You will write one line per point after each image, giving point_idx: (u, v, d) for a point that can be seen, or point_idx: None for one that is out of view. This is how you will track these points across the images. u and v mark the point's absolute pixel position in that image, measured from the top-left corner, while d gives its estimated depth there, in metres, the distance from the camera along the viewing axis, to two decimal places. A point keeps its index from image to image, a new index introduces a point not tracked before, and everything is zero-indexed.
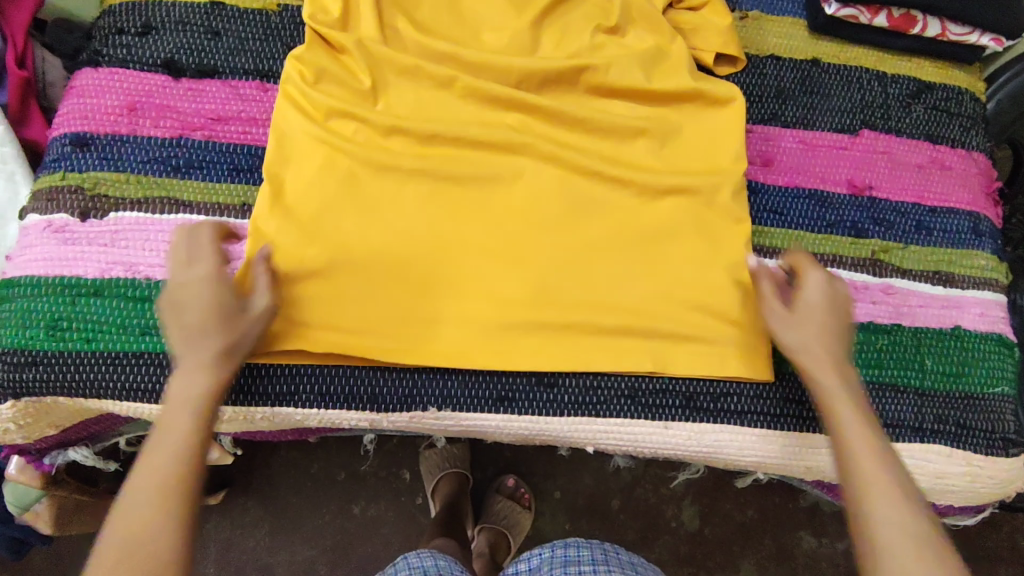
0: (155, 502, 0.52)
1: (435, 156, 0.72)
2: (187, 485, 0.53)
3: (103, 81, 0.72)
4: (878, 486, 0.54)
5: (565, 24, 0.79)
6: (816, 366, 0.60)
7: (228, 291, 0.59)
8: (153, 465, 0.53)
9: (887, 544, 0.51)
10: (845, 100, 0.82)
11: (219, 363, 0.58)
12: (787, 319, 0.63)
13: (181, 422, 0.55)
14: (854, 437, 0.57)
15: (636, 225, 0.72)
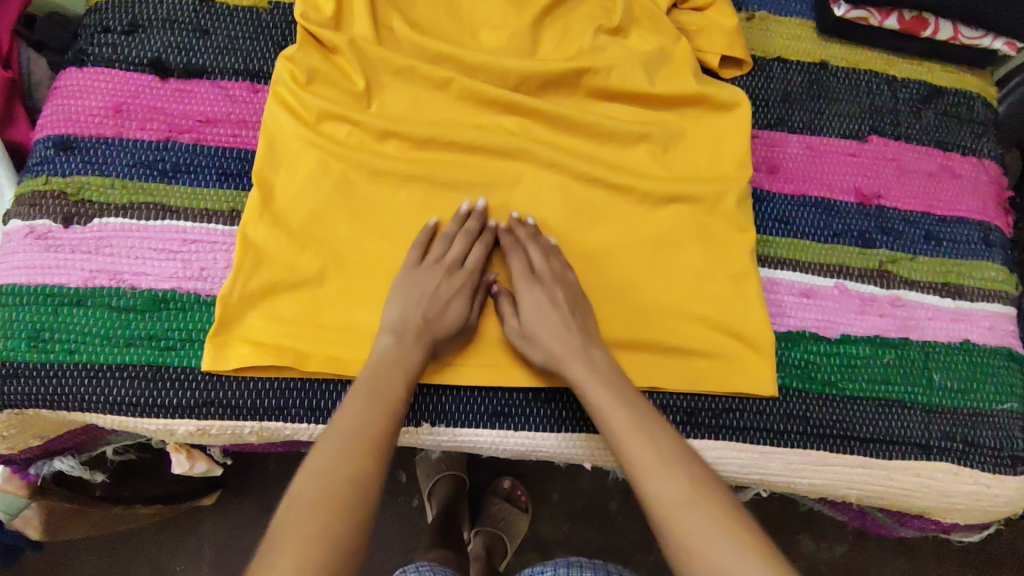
0: (359, 458, 0.52)
1: (431, 160, 0.70)
2: (381, 449, 0.54)
3: (87, 81, 0.69)
4: (658, 482, 0.52)
5: (566, 24, 0.76)
6: (563, 367, 0.61)
7: (451, 294, 0.64)
8: (351, 423, 0.54)
9: (675, 519, 0.50)
10: (853, 104, 0.80)
11: (426, 350, 0.61)
12: (523, 331, 0.63)
13: (389, 388, 0.57)
14: (616, 421, 0.56)
15: (637, 233, 0.70)
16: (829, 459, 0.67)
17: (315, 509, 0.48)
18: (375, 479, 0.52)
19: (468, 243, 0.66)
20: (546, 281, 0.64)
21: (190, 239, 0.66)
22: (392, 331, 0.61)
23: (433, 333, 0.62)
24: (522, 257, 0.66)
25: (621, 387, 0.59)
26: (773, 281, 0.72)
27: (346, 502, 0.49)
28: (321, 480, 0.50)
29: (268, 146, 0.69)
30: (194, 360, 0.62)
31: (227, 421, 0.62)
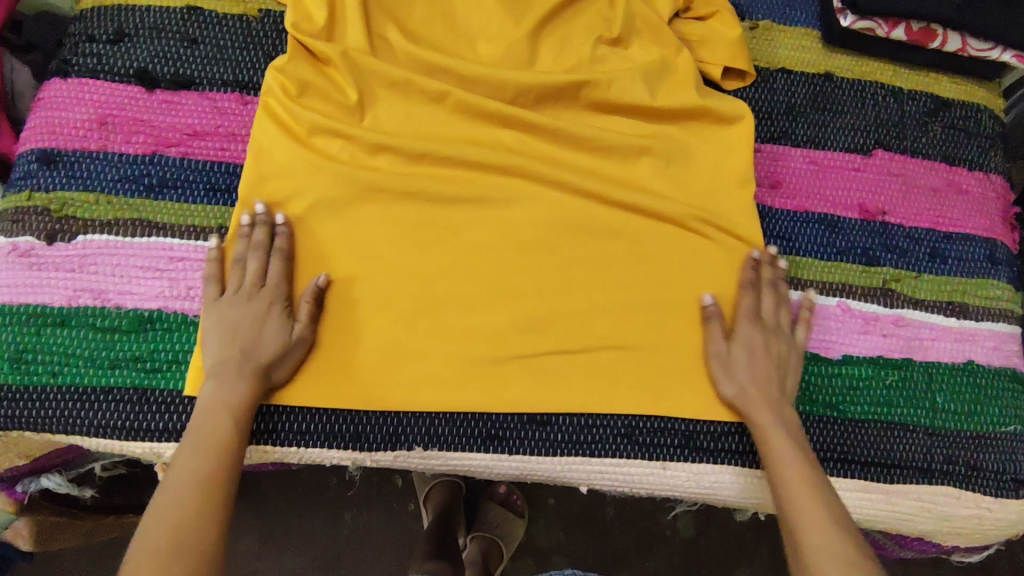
0: (189, 517, 0.50)
1: (425, 175, 0.69)
2: (218, 503, 0.52)
3: (71, 93, 0.67)
4: (811, 513, 0.54)
5: (565, 34, 0.74)
6: (755, 409, 0.61)
7: (259, 317, 0.60)
8: (184, 480, 0.52)
9: (818, 548, 0.52)
10: (858, 117, 0.78)
11: (251, 381, 0.58)
12: (729, 360, 0.64)
13: (213, 433, 0.55)
14: (790, 475, 0.57)
15: (635, 250, 0.69)
16: (831, 483, 0.66)
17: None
18: (211, 535, 0.50)
19: (264, 259, 0.63)
20: (746, 323, 0.65)
21: (177, 257, 0.64)
22: (214, 372, 0.58)
23: (252, 362, 0.58)
24: (753, 297, 0.66)
25: (800, 444, 0.60)
26: None
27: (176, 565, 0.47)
28: (151, 543, 0.48)
29: (259, 161, 0.67)
30: (181, 382, 0.61)
31: (262, 446, 0.62)
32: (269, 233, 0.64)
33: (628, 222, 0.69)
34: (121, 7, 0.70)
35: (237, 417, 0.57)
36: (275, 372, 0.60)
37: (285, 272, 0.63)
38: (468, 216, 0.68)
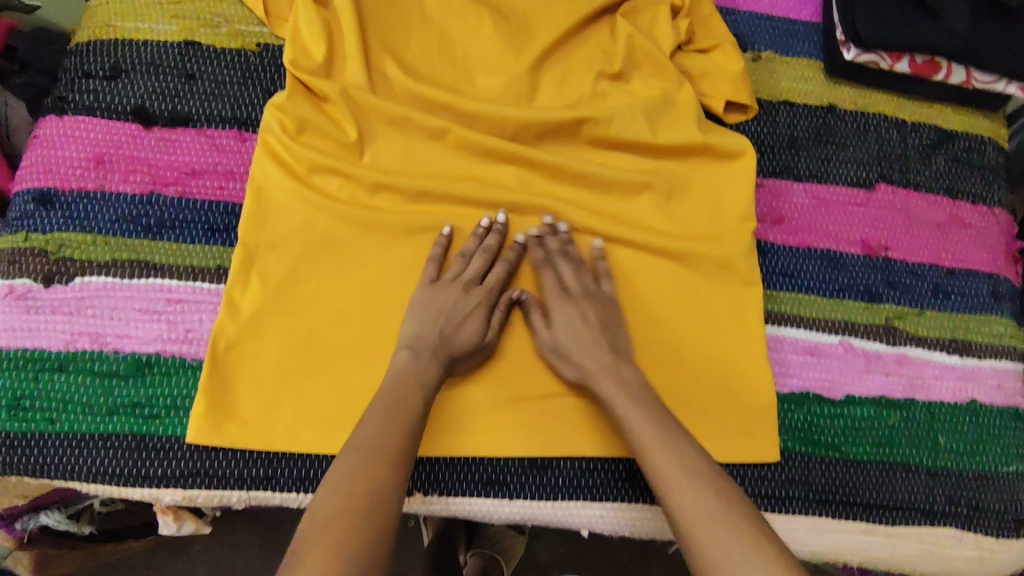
0: (376, 476, 0.51)
1: (425, 213, 0.68)
2: (401, 471, 0.52)
3: (68, 131, 0.66)
4: (678, 487, 0.53)
5: (565, 70, 0.74)
6: (597, 385, 0.60)
7: (469, 311, 0.63)
8: (366, 443, 0.53)
9: (699, 528, 0.50)
10: (862, 150, 0.78)
11: (443, 368, 0.60)
12: (546, 350, 0.63)
13: (409, 402, 0.56)
14: (646, 434, 0.56)
15: (635, 289, 0.68)
16: (832, 525, 0.66)
17: (328, 531, 0.47)
18: (392, 508, 0.50)
19: (488, 261, 0.66)
20: (578, 299, 0.64)
21: (176, 299, 0.64)
22: (409, 348, 0.60)
23: (448, 351, 0.61)
24: (553, 272, 0.66)
25: (648, 402, 0.58)
26: (777, 338, 0.70)
27: (359, 526, 0.48)
28: (337, 495, 0.49)
29: (258, 200, 0.67)
30: (181, 427, 0.60)
31: (426, 499, 0.63)
32: (500, 238, 0.67)
33: (630, 259, 0.69)
34: (119, 42, 0.70)
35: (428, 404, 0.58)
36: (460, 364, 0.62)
37: (503, 275, 0.66)
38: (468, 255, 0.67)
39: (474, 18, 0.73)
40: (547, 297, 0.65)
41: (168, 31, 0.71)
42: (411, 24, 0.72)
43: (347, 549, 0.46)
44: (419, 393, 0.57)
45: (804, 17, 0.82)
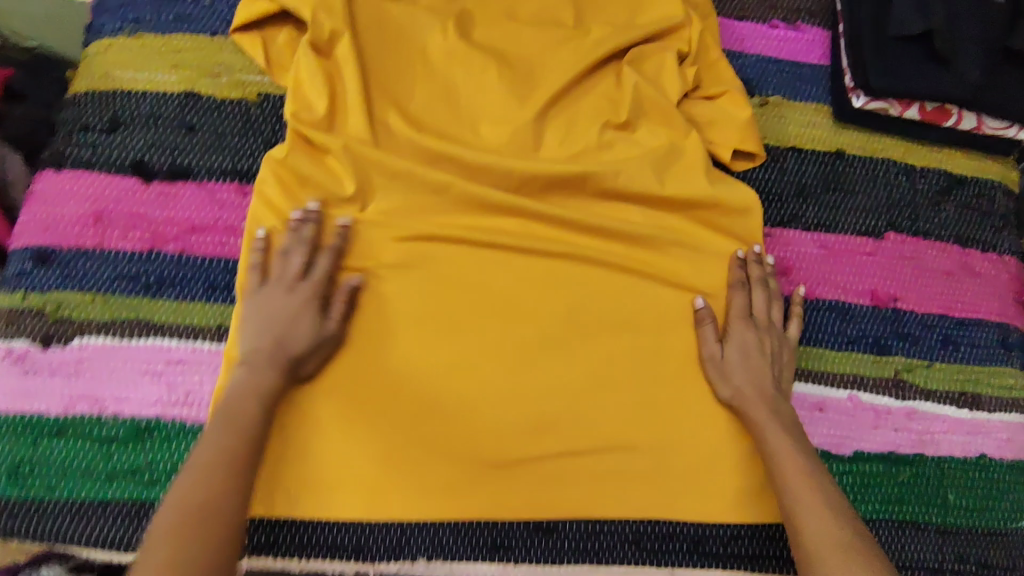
0: (203, 498, 0.52)
1: (428, 269, 0.67)
2: (235, 487, 0.54)
3: (66, 186, 0.65)
4: (807, 503, 0.57)
5: (571, 119, 0.73)
6: (750, 405, 0.64)
7: (299, 310, 0.62)
8: (203, 461, 0.54)
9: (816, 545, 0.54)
10: (871, 198, 0.77)
11: (280, 372, 0.60)
12: (716, 367, 0.66)
13: (239, 418, 0.57)
14: (786, 456, 0.60)
15: (641, 345, 0.68)
16: None
17: (160, 548, 0.49)
18: (230, 522, 0.52)
19: (311, 253, 0.64)
20: (760, 327, 0.68)
21: (177, 359, 0.63)
22: (245, 360, 0.60)
23: (289, 356, 0.61)
24: (744, 296, 0.69)
25: (796, 435, 0.63)
26: None
27: (189, 541, 0.50)
28: (165, 518, 0.51)
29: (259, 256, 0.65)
30: None
31: (351, 563, 0.62)
32: (319, 227, 0.65)
33: (634, 314, 0.69)
34: (118, 93, 0.69)
35: (261, 415, 0.58)
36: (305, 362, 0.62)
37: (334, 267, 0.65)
38: (472, 311, 0.67)
39: (479, 68, 0.72)
40: (730, 318, 0.69)
41: (168, 81, 0.70)
42: (414, 74, 0.72)
43: (174, 563, 0.49)
44: (254, 403, 0.58)
45: (812, 60, 0.80)
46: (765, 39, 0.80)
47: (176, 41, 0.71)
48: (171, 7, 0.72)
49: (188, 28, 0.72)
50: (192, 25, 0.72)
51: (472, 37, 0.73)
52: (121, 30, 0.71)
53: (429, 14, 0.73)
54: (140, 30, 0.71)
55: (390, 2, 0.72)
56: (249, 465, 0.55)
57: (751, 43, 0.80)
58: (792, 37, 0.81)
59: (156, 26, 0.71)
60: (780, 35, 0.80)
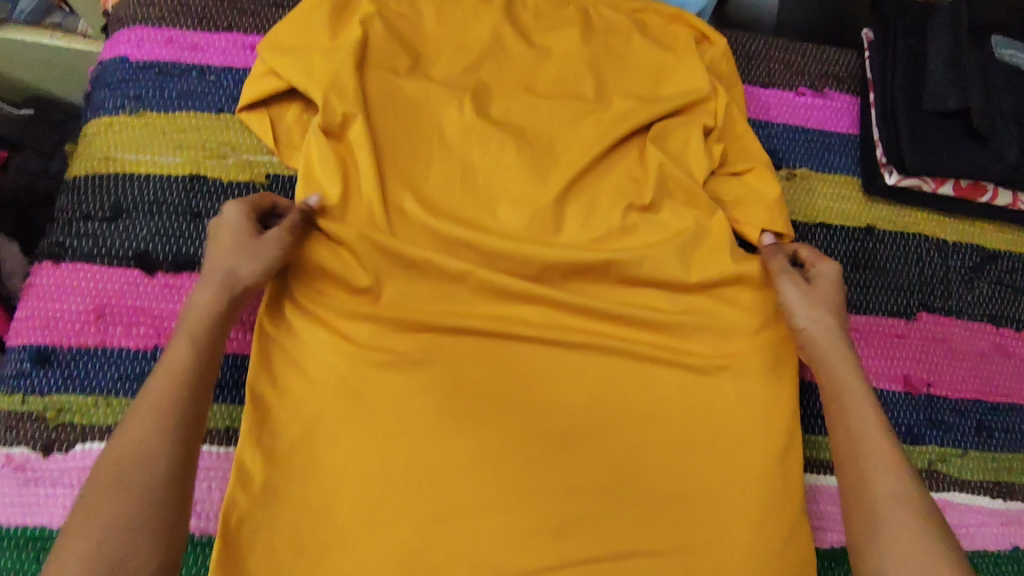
0: (135, 449, 0.48)
1: (446, 362, 0.64)
2: (172, 434, 0.49)
3: (67, 281, 0.62)
4: (878, 454, 0.56)
5: (592, 198, 0.70)
6: (826, 344, 0.65)
7: (243, 238, 0.60)
8: (142, 408, 0.50)
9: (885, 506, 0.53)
10: (902, 275, 0.74)
11: (219, 289, 0.57)
12: (790, 301, 0.68)
13: (173, 363, 0.53)
14: (853, 401, 0.60)
15: (668, 440, 0.65)
16: None
17: (97, 507, 0.45)
18: (165, 472, 0.48)
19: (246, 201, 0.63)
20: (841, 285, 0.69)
21: None
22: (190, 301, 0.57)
23: (237, 282, 0.58)
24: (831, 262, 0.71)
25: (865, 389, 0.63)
26: (817, 489, 0.70)
27: (118, 498, 0.46)
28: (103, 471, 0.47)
29: (273, 352, 0.63)
30: None
31: None
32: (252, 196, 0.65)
33: (661, 407, 0.66)
34: (119, 177, 0.66)
35: (200, 356, 0.54)
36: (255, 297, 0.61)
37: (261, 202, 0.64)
38: (492, 405, 0.63)
39: (498, 146, 0.69)
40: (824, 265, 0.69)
41: (172, 163, 0.67)
42: (429, 152, 0.69)
43: (116, 522, 0.45)
44: (186, 347, 0.54)
45: (840, 128, 0.78)
46: (792, 107, 0.77)
47: (180, 120, 0.68)
48: (174, 82, 0.69)
49: (193, 106, 0.69)
50: (197, 102, 0.69)
51: (489, 113, 0.70)
52: (122, 108, 0.68)
53: (445, 88, 0.70)
54: (142, 108, 0.68)
55: (403, 78, 0.70)
56: (186, 412, 0.51)
57: (777, 111, 0.77)
58: (820, 104, 0.78)
59: (158, 103, 0.68)
60: (807, 103, 0.78)
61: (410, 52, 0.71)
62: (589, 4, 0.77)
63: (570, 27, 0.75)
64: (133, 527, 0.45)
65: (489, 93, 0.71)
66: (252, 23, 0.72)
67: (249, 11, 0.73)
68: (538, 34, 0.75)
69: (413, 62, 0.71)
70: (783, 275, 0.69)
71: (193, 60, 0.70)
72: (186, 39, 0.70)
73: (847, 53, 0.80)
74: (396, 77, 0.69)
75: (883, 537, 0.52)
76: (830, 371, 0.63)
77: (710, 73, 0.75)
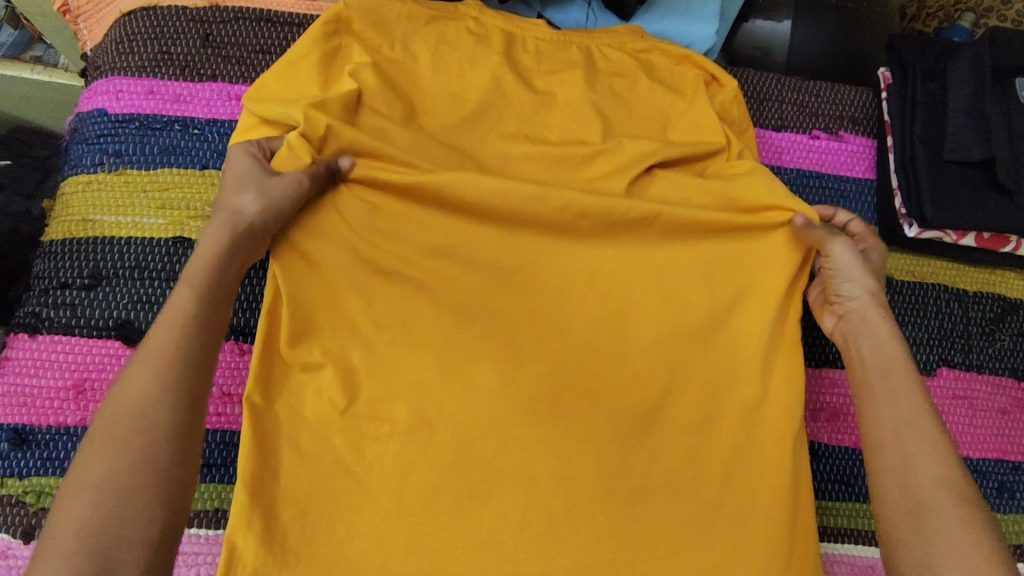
0: (138, 401, 0.46)
1: (447, 433, 0.60)
2: (175, 390, 0.48)
3: (44, 356, 0.59)
4: (921, 434, 0.53)
5: (598, 251, 0.67)
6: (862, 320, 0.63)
7: (255, 179, 0.60)
8: (152, 357, 0.48)
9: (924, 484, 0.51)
10: (922, 329, 0.71)
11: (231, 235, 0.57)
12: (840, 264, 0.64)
13: (172, 315, 0.51)
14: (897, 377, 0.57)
15: (681, 508, 0.61)
16: None
17: (100, 456, 0.44)
18: (163, 434, 0.46)
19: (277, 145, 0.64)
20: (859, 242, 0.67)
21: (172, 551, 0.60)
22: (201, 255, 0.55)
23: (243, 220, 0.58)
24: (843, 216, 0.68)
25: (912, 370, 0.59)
26: (834, 559, 0.67)
27: (119, 454, 0.44)
28: (106, 420, 0.46)
29: (261, 427, 0.59)
30: None
31: None
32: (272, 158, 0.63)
33: (674, 477, 0.62)
34: (99, 240, 0.62)
35: (200, 312, 0.52)
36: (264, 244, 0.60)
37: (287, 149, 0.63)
38: (496, 481, 0.59)
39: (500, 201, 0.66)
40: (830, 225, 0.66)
41: (155, 225, 0.63)
42: (427, 209, 0.65)
43: (116, 477, 0.43)
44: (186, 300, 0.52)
45: (855, 173, 0.75)
46: (805, 151, 0.75)
47: (162, 177, 0.65)
48: (156, 136, 0.66)
49: (176, 162, 0.65)
50: (180, 158, 0.65)
51: (488, 165, 0.67)
52: (101, 166, 0.64)
53: (443, 139, 0.67)
54: (122, 164, 0.65)
55: (399, 129, 0.66)
56: (190, 372, 0.49)
57: (790, 155, 0.74)
58: (834, 147, 0.75)
59: (139, 160, 0.65)
60: (821, 147, 0.75)
61: (405, 100, 0.68)
62: (591, 44, 0.74)
63: (571, 71, 0.71)
64: (131, 484, 0.43)
65: (488, 144, 0.68)
66: (238, 71, 0.69)
67: (234, 57, 0.69)
68: (538, 79, 0.71)
69: (408, 112, 0.67)
70: (832, 240, 0.64)
71: (176, 113, 0.66)
72: (168, 89, 0.67)
73: (862, 92, 0.77)
74: (390, 127, 0.65)
75: (928, 519, 0.49)
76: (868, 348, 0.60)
77: (721, 118, 0.71)
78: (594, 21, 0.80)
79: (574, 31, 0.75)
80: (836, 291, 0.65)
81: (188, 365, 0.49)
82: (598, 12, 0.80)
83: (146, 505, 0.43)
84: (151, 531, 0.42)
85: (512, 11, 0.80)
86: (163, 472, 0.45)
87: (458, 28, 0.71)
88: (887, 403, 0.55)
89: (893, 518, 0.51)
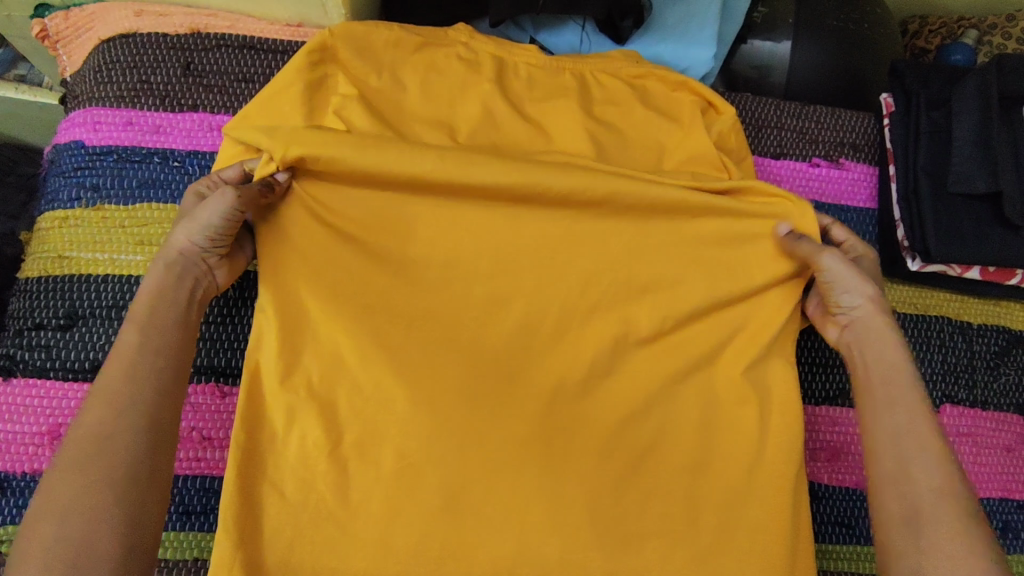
0: (96, 426, 0.46)
1: (435, 479, 0.57)
2: (133, 416, 0.48)
3: (18, 400, 0.57)
4: (923, 448, 0.52)
5: (593, 284, 0.64)
6: (867, 327, 0.60)
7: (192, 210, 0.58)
8: (106, 387, 0.48)
9: (924, 498, 0.50)
10: (926, 364, 0.69)
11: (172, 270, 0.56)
12: (833, 277, 0.61)
13: (122, 347, 0.50)
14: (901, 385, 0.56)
15: (682, 556, 0.58)
16: None
17: (60, 483, 0.44)
18: (130, 456, 0.46)
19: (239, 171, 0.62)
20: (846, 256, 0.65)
21: None
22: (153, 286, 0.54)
23: (179, 249, 0.56)
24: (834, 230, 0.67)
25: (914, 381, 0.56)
26: None
27: (83, 477, 0.45)
28: (65, 448, 0.46)
29: (243, 473, 0.56)
30: None
31: None
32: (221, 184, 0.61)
33: (673, 521, 0.59)
34: (75, 279, 0.60)
35: (156, 342, 0.51)
36: (217, 270, 0.59)
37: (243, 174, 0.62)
38: (485, 528, 0.57)
39: (491, 233, 0.64)
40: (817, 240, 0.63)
41: (132, 261, 0.61)
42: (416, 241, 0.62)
43: (82, 502, 0.44)
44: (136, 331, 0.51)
45: (856, 203, 0.73)
46: (804, 179, 0.73)
47: (140, 213, 0.63)
48: (134, 169, 0.64)
49: (155, 196, 0.63)
50: (159, 192, 0.63)
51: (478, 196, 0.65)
52: (78, 201, 0.63)
53: None
54: (99, 200, 0.63)
55: None
56: (152, 397, 0.49)
57: (790, 184, 0.73)
58: (835, 176, 0.73)
59: (117, 194, 0.63)
60: (821, 175, 0.73)
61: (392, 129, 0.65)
62: (585, 70, 0.71)
63: (565, 98, 0.69)
64: (97, 507, 0.44)
65: None
66: (220, 100, 0.67)
67: (216, 86, 0.67)
68: (530, 106, 0.69)
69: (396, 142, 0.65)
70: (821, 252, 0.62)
71: (155, 145, 0.64)
72: (147, 121, 0.65)
73: (864, 117, 0.75)
74: None
75: (925, 538, 0.49)
76: (877, 360, 0.58)
77: (718, 147, 0.70)
78: (588, 45, 0.78)
79: (568, 56, 0.73)
80: (836, 303, 0.62)
81: (148, 390, 0.49)
82: (593, 36, 0.78)
83: (109, 529, 0.44)
84: (119, 553, 0.43)
85: (505, 34, 0.78)
86: (128, 495, 0.45)
87: (447, 54, 0.69)
88: (887, 410, 0.55)
89: (889, 535, 0.51)
